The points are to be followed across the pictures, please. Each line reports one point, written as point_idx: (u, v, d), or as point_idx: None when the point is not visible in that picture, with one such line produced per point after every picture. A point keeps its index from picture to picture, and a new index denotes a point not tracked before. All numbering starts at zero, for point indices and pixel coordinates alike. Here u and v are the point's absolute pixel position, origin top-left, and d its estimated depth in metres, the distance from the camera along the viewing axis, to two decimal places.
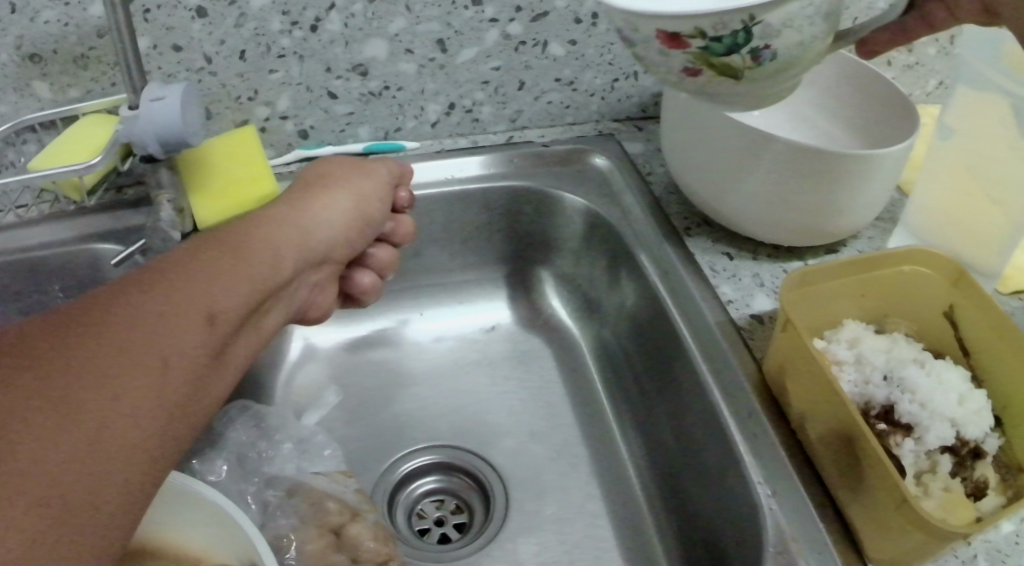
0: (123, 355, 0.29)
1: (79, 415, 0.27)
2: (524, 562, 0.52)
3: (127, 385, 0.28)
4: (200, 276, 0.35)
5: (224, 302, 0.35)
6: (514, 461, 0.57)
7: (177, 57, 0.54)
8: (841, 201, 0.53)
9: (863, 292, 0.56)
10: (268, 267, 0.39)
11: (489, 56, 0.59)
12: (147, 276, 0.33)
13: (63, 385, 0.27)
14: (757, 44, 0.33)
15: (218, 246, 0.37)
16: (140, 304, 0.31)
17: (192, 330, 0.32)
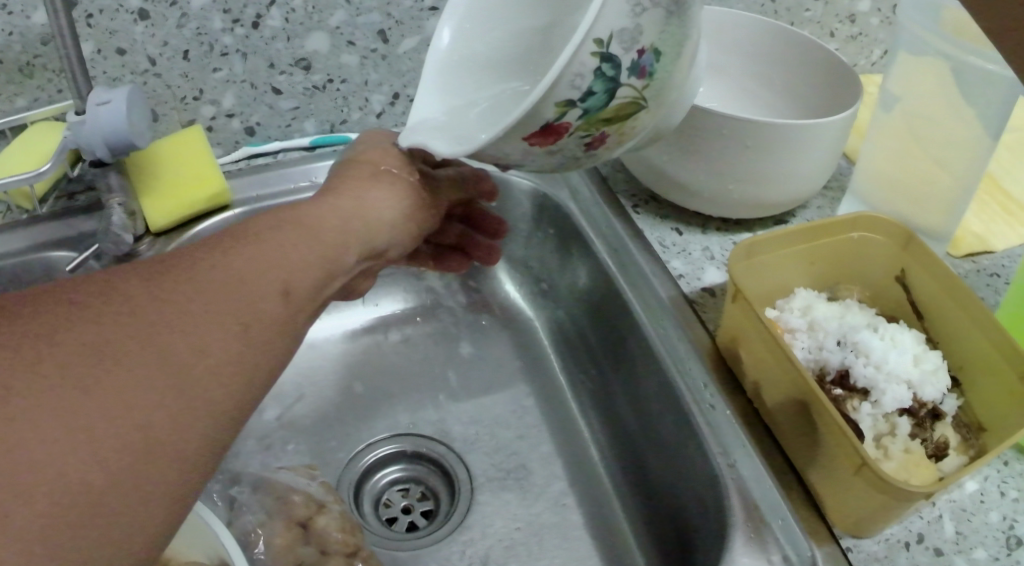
0: (208, 313, 0.32)
1: (171, 371, 0.29)
2: (491, 545, 0.52)
3: (206, 337, 0.31)
4: (275, 244, 0.38)
5: (295, 274, 0.37)
6: (478, 445, 0.57)
7: (121, 61, 0.54)
8: (779, 168, 0.54)
9: (815, 261, 0.57)
10: (335, 240, 0.41)
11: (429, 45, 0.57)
12: (227, 244, 0.36)
13: (154, 332, 0.30)
14: (628, 57, 0.33)
15: (292, 221, 0.40)
16: (224, 273, 0.34)
17: (268, 302, 0.35)
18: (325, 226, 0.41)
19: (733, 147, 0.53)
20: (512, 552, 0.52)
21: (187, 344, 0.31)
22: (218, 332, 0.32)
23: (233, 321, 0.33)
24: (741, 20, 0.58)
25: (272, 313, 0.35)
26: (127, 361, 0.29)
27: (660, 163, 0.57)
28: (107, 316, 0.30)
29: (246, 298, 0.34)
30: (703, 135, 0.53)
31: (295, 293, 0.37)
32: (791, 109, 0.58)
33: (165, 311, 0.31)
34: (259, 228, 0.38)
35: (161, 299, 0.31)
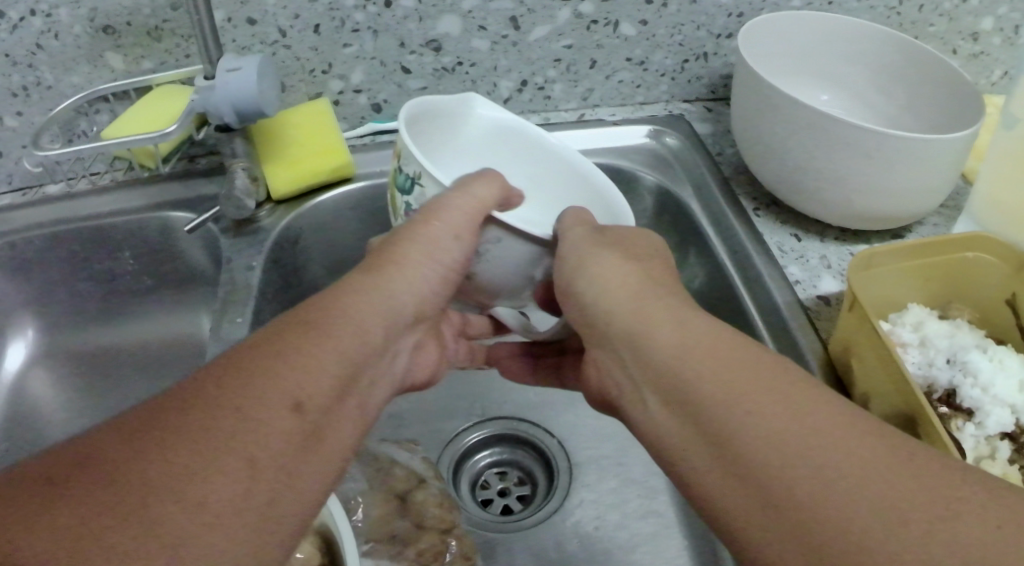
0: (202, 459, 0.27)
1: (158, 556, 0.24)
2: (584, 535, 0.53)
3: (201, 492, 0.26)
4: (280, 357, 0.32)
5: (305, 383, 0.32)
6: (579, 435, 0.58)
7: (251, 30, 0.56)
8: (898, 183, 0.54)
9: (929, 277, 0.57)
10: (356, 336, 0.36)
11: (561, 34, 0.58)
12: (230, 365, 0.31)
13: (136, 502, 0.25)
14: (409, 172, 0.44)
15: (295, 326, 0.34)
16: (217, 404, 0.29)
17: (276, 425, 0.30)
18: (348, 320, 0.36)
19: (858, 158, 0.53)
20: (604, 543, 0.52)
21: (189, 516, 0.25)
22: (223, 474, 0.27)
23: (239, 457, 0.28)
24: (873, 33, 0.58)
25: (281, 435, 0.30)
26: (125, 529, 0.24)
27: (782, 169, 0.57)
28: (102, 490, 0.25)
29: (248, 420, 0.29)
30: (825, 144, 0.53)
31: (309, 402, 0.32)
32: (917, 123, 0.58)
33: (140, 479, 0.25)
34: (258, 346, 0.32)
35: (142, 460, 0.26)
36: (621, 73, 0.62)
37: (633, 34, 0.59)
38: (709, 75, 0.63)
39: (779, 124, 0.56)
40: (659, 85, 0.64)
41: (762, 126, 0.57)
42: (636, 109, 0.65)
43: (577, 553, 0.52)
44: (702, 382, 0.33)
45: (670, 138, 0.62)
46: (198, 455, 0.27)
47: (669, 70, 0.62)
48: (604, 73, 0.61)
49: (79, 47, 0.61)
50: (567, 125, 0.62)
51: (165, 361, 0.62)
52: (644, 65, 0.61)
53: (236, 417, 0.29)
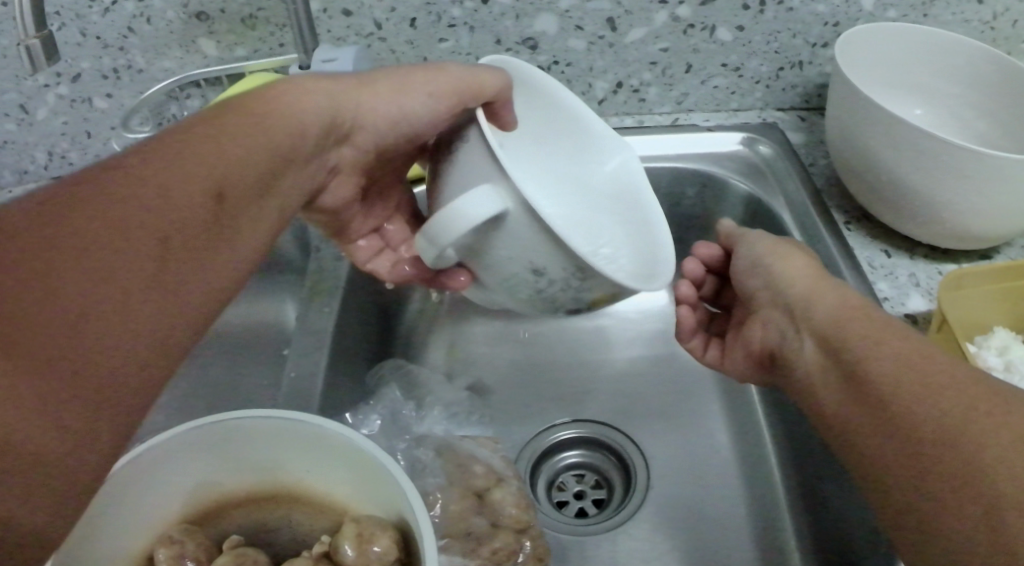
0: (136, 216, 0.29)
1: (79, 296, 0.26)
2: (658, 543, 0.53)
3: (126, 240, 0.28)
4: (219, 145, 0.35)
5: (228, 169, 0.34)
6: (656, 442, 0.58)
7: (346, 21, 0.57)
8: (992, 205, 0.52)
9: (1016, 301, 0.56)
10: (284, 135, 0.39)
11: (657, 37, 0.58)
12: (156, 144, 0.33)
13: (74, 238, 0.27)
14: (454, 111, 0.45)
15: (232, 114, 0.37)
16: (150, 173, 0.31)
17: (198, 200, 0.32)
18: (294, 121, 0.39)
19: (951, 177, 0.52)
20: (678, 550, 0.52)
21: (120, 264, 0.28)
22: (147, 236, 0.29)
23: (160, 233, 0.30)
24: (973, 49, 0.57)
25: (201, 207, 0.32)
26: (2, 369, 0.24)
27: (875, 181, 0.57)
28: (59, 231, 0.27)
29: (76, 252, 0.27)
30: (920, 160, 0.53)
31: (229, 193, 0.34)
32: (1011, 142, 0.57)
33: (88, 229, 0.28)
34: (208, 131, 0.35)
35: (92, 210, 0.28)
36: (716, 79, 0.61)
37: (729, 40, 0.59)
38: (803, 83, 0.62)
39: (873, 136, 0.55)
40: (753, 92, 0.63)
41: (856, 138, 0.57)
42: (730, 115, 0.64)
43: (651, 559, 0.52)
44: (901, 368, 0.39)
45: (762, 147, 0.61)
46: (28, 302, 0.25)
47: (764, 77, 0.62)
48: (699, 78, 0.61)
49: (171, 33, 0.61)
50: (657, 129, 0.61)
51: (247, 347, 0.62)
52: (739, 71, 0.61)
53: (81, 251, 0.27)
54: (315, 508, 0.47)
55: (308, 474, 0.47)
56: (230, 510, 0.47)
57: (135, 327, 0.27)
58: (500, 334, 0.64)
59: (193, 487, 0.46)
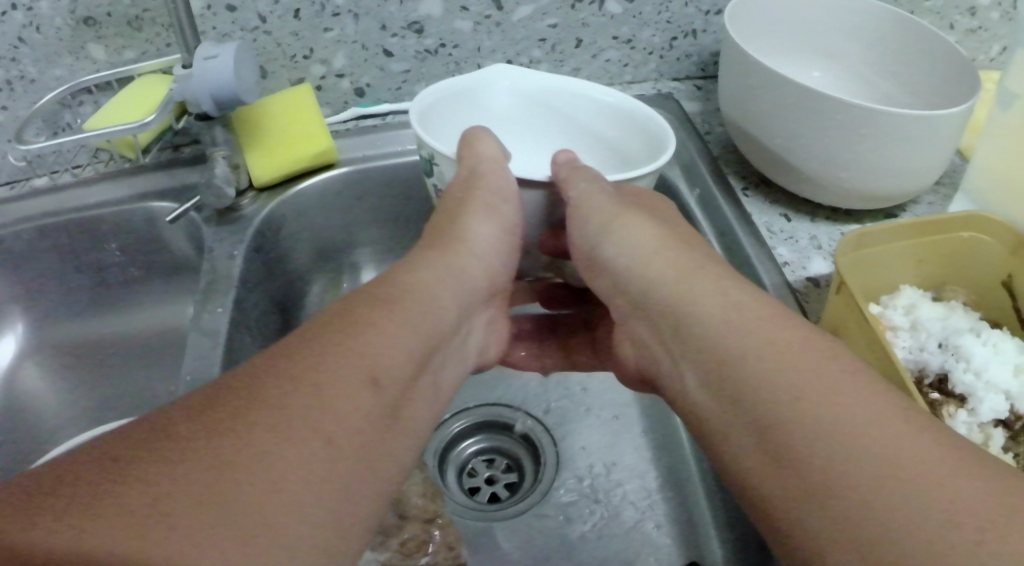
0: (279, 430, 0.31)
1: (234, 514, 0.28)
2: (572, 524, 0.53)
3: (270, 457, 0.30)
4: (375, 329, 0.37)
5: (385, 354, 0.36)
6: (564, 423, 0.58)
7: (231, 17, 0.56)
8: (890, 166, 0.52)
9: (921, 259, 0.55)
10: (434, 309, 0.40)
11: (545, 14, 0.57)
12: (309, 338, 0.35)
13: (212, 462, 0.29)
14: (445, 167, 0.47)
15: (381, 295, 0.39)
16: (286, 373, 0.33)
17: (358, 396, 0.34)
18: (437, 295, 0.41)
19: (851, 140, 0.51)
20: (592, 533, 0.53)
21: (281, 493, 0.29)
22: (293, 447, 0.30)
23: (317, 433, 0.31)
24: (869, 7, 0.57)
25: (359, 405, 0.34)
26: (155, 496, 0.27)
27: (773, 148, 0.56)
28: (198, 452, 0.29)
29: (199, 460, 0.29)
30: (820, 122, 0.52)
31: (386, 375, 0.36)
32: (910, 99, 0.57)
33: (234, 445, 0.29)
34: (368, 314, 0.37)
35: (236, 428, 0.30)
36: (608, 52, 0.60)
37: (619, 12, 0.58)
38: (698, 52, 0.62)
39: (775, 107, 0.54)
40: (648, 63, 0.62)
41: (751, 105, 0.56)
42: (625, 87, 0.63)
43: (564, 541, 0.52)
44: (765, 377, 0.34)
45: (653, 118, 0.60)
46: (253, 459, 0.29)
47: (657, 48, 0.61)
48: (590, 52, 0.60)
49: (60, 40, 0.60)
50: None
51: (157, 351, 0.61)
52: (632, 43, 0.60)
53: (211, 472, 0.28)
54: None
55: None
56: None
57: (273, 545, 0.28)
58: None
59: None
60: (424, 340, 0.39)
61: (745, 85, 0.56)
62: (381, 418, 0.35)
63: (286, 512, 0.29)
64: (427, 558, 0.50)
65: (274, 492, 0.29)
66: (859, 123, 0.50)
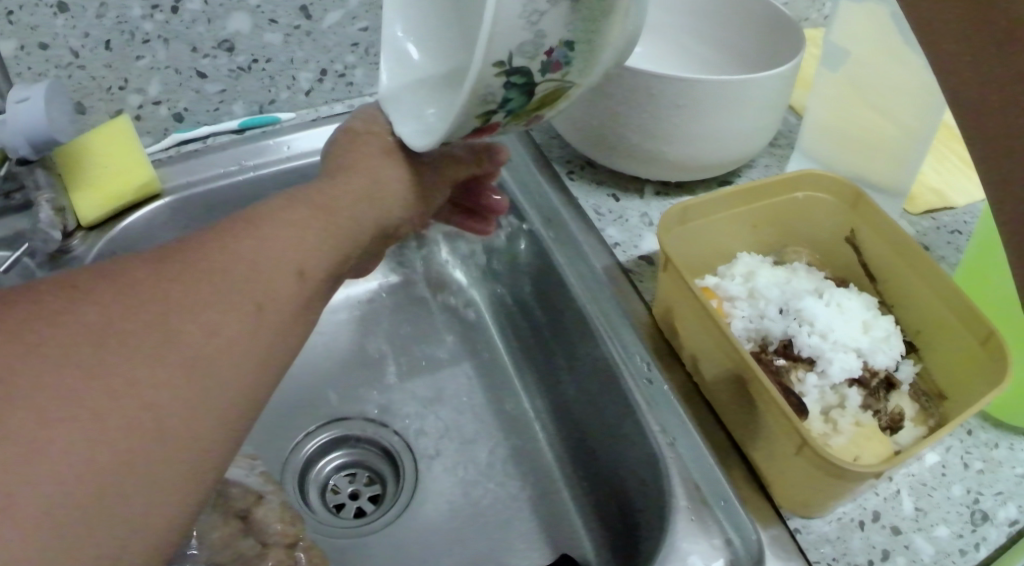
0: (210, 290, 0.32)
1: (167, 359, 0.29)
2: (439, 529, 0.53)
3: (205, 313, 0.31)
4: (291, 229, 0.37)
5: (309, 254, 0.37)
6: (422, 426, 0.57)
7: (44, 55, 0.54)
8: (708, 135, 0.52)
9: (759, 224, 0.53)
10: (348, 227, 0.40)
11: (355, 17, 0.58)
12: (253, 217, 0.37)
13: (134, 308, 0.29)
14: (535, 63, 0.33)
15: (308, 201, 0.39)
16: (238, 247, 0.34)
17: (284, 284, 0.34)
18: (351, 211, 0.41)
19: (667, 111, 0.50)
20: (460, 538, 0.52)
21: (207, 352, 0.30)
22: (226, 306, 0.32)
23: (249, 300, 0.33)
24: None
25: (285, 290, 0.34)
26: (106, 369, 0.27)
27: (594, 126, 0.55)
28: (119, 296, 0.30)
29: (137, 305, 0.30)
30: (633, 98, 0.51)
31: (309, 268, 0.36)
32: (738, 64, 0.56)
33: (164, 293, 0.31)
34: (286, 210, 0.38)
35: (166, 280, 0.31)
36: None
37: None
38: None
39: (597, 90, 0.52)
40: None
41: None
42: None
43: (431, 547, 0.52)
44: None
45: None
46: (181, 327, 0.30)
47: None
48: None
49: None
50: None
51: None
52: None
53: (151, 324, 0.29)
54: None
55: None
56: None
57: (187, 398, 0.29)
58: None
59: None
60: (335, 251, 0.39)
61: None
62: (302, 306, 0.35)
63: (206, 374, 0.30)
64: None
65: (190, 351, 0.30)
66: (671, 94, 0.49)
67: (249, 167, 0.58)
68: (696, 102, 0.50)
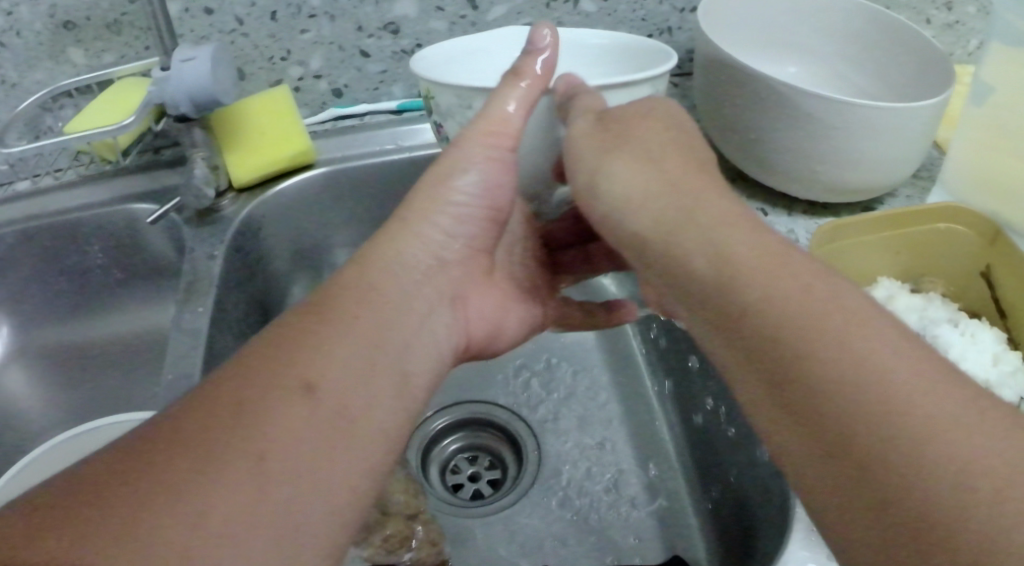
0: (225, 440, 0.30)
1: (177, 519, 0.27)
2: (555, 518, 0.54)
3: (210, 467, 0.29)
4: (294, 359, 0.34)
5: (327, 364, 0.34)
6: (548, 417, 0.59)
7: (209, 20, 0.56)
8: (861, 156, 0.54)
9: (899, 251, 0.56)
10: (388, 316, 0.38)
11: (520, 12, 0.58)
12: (271, 341, 0.35)
13: (149, 469, 0.29)
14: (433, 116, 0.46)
15: (320, 307, 0.37)
16: (239, 389, 0.32)
17: (294, 408, 0.32)
18: (391, 287, 0.39)
19: (822, 131, 0.53)
20: (574, 527, 0.53)
21: (232, 497, 0.29)
22: (235, 459, 0.30)
23: (253, 449, 0.30)
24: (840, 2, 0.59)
25: (299, 416, 0.32)
26: (185, 486, 0.28)
27: (749, 140, 0.58)
28: (131, 463, 0.29)
29: (140, 466, 0.29)
30: (791, 114, 0.54)
31: (325, 383, 0.34)
32: (889, 92, 0.59)
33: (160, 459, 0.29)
34: (306, 321, 0.36)
35: (178, 439, 0.30)
36: None
37: (593, 10, 0.59)
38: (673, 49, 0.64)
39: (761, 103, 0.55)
40: None
41: (728, 100, 0.58)
42: None
43: (546, 535, 0.53)
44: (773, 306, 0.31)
45: None
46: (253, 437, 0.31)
47: None
48: None
49: (42, 44, 0.61)
50: None
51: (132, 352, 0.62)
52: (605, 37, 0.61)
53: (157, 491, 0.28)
54: None
55: None
56: None
57: (216, 555, 0.27)
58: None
59: None
60: (372, 354, 0.36)
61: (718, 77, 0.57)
62: (325, 425, 0.32)
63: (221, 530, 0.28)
64: (410, 554, 0.50)
65: (195, 499, 0.28)
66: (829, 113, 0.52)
67: (404, 148, 0.60)
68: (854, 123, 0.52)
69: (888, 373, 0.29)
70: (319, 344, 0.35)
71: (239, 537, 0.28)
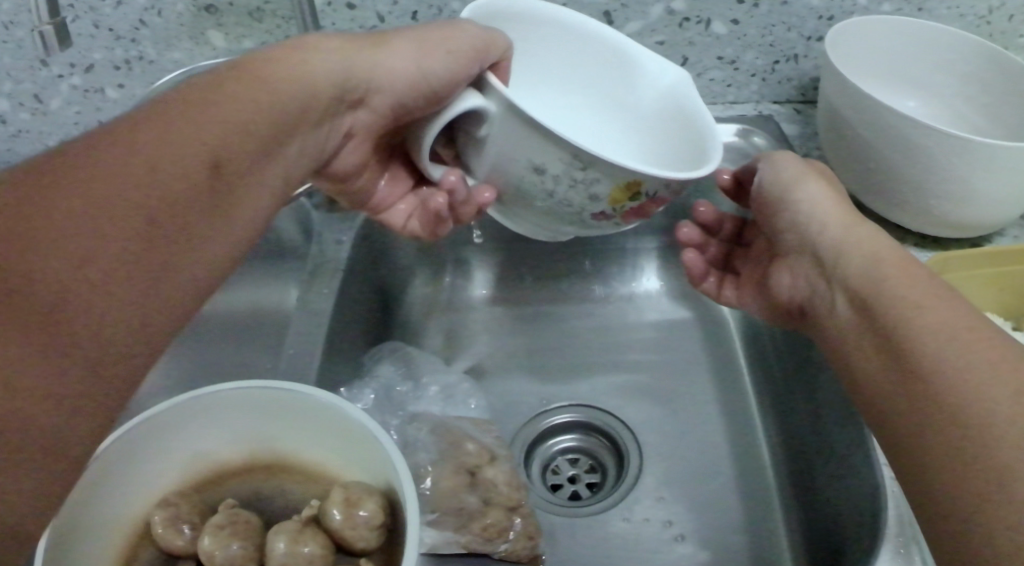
0: (127, 190, 0.31)
1: (61, 253, 0.28)
2: (646, 524, 0.54)
3: (93, 210, 0.30)
4: (186, 125, 0.35)
5: (212, 138, 0.35)
6: (648, 424, 0.60)
7: (352, 16, 0.59)
8: (975, 191, 0.54)
9: (1002, 286, 0.57)
10: (278, 107, 0.40)
11: (654, 29, 0.62)
12: (152, 111, 0.35)
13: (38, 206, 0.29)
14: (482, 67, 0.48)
15: (230, 87, 0.38)
16: (131, 149, 0.33)
17: (188, 173, 0.34)
18: (286, 87, 0.40)
19: (940, 163, 0.54)
20: (663, 533, 0.54)
21: (93, 237, 0.29)
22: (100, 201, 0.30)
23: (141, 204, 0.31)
24: (965, 41, 0.60)
25: (184, 178, 0.33)
26: (59, 271, 0.28)
27: (866, 171, 0.59)
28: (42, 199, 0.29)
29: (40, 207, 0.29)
30: (909, 144, 0.54)
31: (227, 162, 0.36)
32: (1009, 133, 0.60)
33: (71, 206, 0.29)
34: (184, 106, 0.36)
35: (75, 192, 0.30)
36: (712, 71, 0.66)
37: (724, 32, 0.63)
38: (797, 76, 0.67)
39: (883, 132, 0.56)
40: (749, 85, 0.67)
41: (845, 131, 0.59)
42: (726, 107, 0.68)
43: (636, 540, 0.54)
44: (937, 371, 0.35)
45: (755, 137, 0.65)
46: (94, 243, 0.29)
47: (759, 71, 0.66)
48: (695, 70, 0.66)
49: (182, 26, 0.64)
50: None
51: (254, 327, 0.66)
52: (734, 64, 0.64)
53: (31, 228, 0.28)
54: (298, 475, 0.51)
55: (298, 444, 0.51)
56: (227, 478, 0.51)
57: (80, 296, 0.28)
58: (497, 322, 0.67)
59: (186, 459, 0.50)
60: (260, 134, 0.38)
61: (840, 105, 0.59)
62: (204, 187, 0.34)
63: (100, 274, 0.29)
64: (507, 545, 0.51)
65: (98, 269, 0.29)
66: (951, 146, 0.52)
67: None
68: (974, 157, 0.52)
69: (989, 415, 0.32)
70: (168, 141, 0.34)
71: (116, 292, 0.29)
